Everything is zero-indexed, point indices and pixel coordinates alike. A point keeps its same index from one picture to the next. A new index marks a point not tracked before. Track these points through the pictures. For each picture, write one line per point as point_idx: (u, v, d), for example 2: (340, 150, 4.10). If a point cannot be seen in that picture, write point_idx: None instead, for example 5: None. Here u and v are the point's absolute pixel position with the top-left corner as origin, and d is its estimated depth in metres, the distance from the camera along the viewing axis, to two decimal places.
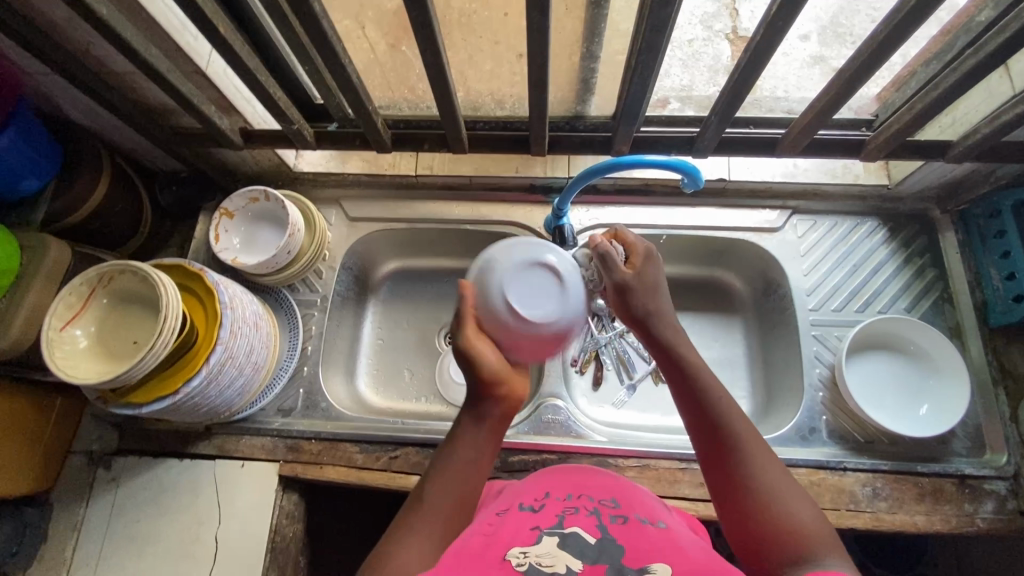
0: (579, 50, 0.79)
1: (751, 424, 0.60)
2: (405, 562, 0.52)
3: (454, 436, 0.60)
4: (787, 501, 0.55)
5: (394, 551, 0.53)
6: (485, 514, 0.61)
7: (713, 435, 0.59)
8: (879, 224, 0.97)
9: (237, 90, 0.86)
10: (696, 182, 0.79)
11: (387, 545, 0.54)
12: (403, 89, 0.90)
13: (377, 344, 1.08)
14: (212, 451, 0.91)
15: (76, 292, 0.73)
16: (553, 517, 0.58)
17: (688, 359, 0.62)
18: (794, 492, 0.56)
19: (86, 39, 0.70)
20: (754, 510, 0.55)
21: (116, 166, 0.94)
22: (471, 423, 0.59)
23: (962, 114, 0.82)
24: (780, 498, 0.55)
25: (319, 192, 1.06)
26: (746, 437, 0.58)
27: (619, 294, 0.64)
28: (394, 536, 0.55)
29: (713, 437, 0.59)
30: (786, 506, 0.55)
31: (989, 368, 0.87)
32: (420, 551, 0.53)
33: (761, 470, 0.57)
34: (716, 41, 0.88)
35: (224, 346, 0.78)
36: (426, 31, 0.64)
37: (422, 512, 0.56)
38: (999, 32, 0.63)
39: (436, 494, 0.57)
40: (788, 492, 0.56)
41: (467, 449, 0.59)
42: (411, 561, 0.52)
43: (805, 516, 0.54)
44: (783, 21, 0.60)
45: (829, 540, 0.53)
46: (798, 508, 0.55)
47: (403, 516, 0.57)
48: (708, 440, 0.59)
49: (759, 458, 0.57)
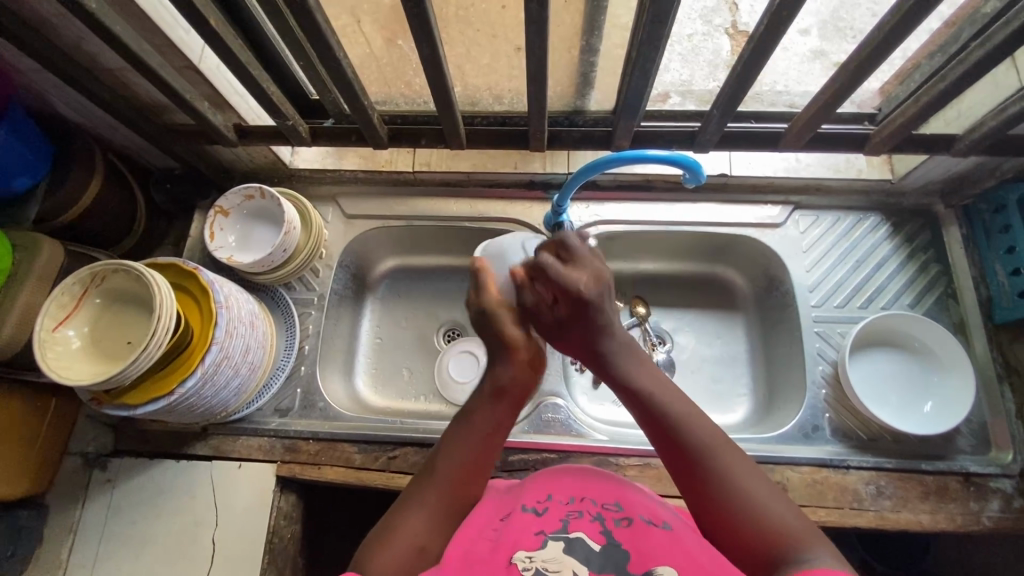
0: (578, 43, 0.78)
1: (719, 435, 0.59)
2: (411, 529, 0.56)
3: (470, 407, 0.63)
4: (766, 504, 0.54)
5: (401, 518, 0.57)
6: (489, 518, 0.62)
7: (677, 454, 0.58)
8: (883, 219, 0.96)
9: (231, 85, 0.84)
10: (698, 176, 0.77)
11: (396, 514, 0.58)
12: (400, 84, 0.88)
13: (375, 343, 1.07)
14: (208, 452, 0.90)
15: (68, 291, 0.72)
16: (556, 522, 0.58)
17: (639, 385, 0.62)
18: (771, 492, 0.55)
19: (76, 34, 0.69)
20: (734, 518, 0.53)
21: (110, 164, 0.92)
22: (488, 395, 0.62)
23: (967, 107, 0.80)
24: (757, 501, 0.54)
25: (316, 189, 1.04)
26: (712, 448, 0.57)
27: (550, 335, 0.66)
28: (403, 505, 0.58)
29: (678, 456, 0.58)
30: (764, 507, 0.53)
31: (994, 365, 0.86)
32: (426, 517, 0.57)
33: (733, 476, 0.55)
34: (716, 36, 0.88)
35: (220, 346, 0.77)
36: (422, 24, 0.63)
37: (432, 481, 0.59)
38: (1007, 22, 0.61)
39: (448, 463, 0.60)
40: (764, 493, 0.54)
41: (483, 420, 0.61)
42: (416, 526, 0.56)
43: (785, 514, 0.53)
44: (787, 12, 0.59)
45: (816, 537, 0.51)
46: (778, 507, 0.53)
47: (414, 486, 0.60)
48: (673, 460, 0.58)
49: (728, 465, 0.56)
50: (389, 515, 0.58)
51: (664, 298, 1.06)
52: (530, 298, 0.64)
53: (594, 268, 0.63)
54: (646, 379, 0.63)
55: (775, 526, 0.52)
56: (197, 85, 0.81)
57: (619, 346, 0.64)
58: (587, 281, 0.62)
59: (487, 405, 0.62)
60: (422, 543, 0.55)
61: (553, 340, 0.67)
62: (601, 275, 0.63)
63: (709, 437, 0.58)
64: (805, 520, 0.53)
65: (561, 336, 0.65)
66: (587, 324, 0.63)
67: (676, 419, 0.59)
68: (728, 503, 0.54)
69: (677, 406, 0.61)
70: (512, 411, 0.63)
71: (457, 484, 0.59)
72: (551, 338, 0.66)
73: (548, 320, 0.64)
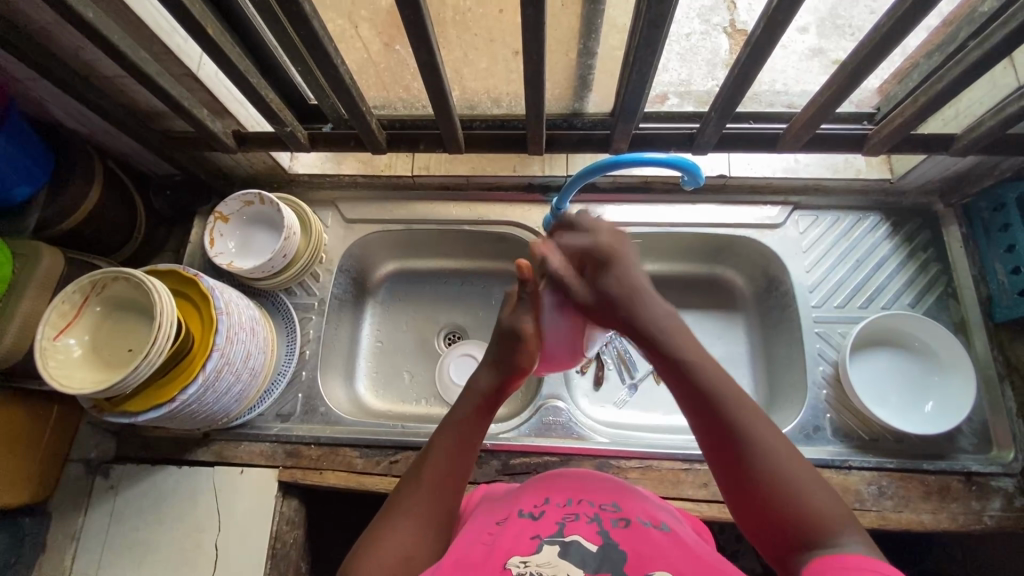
0: (576, 45, 0.78)
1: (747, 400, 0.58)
2: (397, 539, 0.56)
3: (445, 419, 0.66)
4: (796, 483, 0.53)
5: (387, 525, 0.57)
6: (484, 524, 0.61)
7: (714, 422, 0.57)
8: (882, 218, 0.96)
9: (229, 92, 0.84)
10: (697, 180, 0.77)
11: (381, 525, 0.58)
12: (398, 89, 0.89)
13: (376, 346, 1.07)
14: (210, 458, 0.90)
15: (69, 300, 0.72)
16: (552, 524, 0.57)
17: (677, 347, 0.60)
18: (806, 470, 0.54)
19: (74, 43, 0.69)
20: (766, 493, 0.53)
21: (109, 171, 0.92)
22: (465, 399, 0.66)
23: (965, 106, 0.80)
24: (792, 477, 0.53)
25: (315, 194, 1.05)
26: (750, 419, 0.56)
27: (587, 311, 0.66)
28: (388, 515, 0.59)
29: (714, 425, 0.57)
30: (798, 485, 0.53)
31: (995, 364, 0.86)
32: (410, 523, 0.57)
33: (772, 450, 0.54)
34: (715, 35, 0.86)
35: (221, 352, 0.77)
36: (419, 30, 0.62)
37: (415, 491, 0.60)
38: (1004, 22, 0.61)
39: (428, 472, 0.61)
40: (799, 471, 0.54)
41: (455, 431, 0.64)
42: (404, 533, 0.56)
43: (819, 496, 0.52)
44: (783, 15, 0.59)
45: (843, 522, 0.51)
46: (812, 489, 0.53)
47: (398, 497, 0.61)
48: (710, 427, 0.57)
49: (767, 437, 0.55)
50: (374, 527, 0.58)
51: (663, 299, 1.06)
52: (556, 275, 0.67)
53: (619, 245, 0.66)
54: (682, 342, 0.61)
55: (807, 504, 0.52)
56: (195, 93, 0.81)
57: (655, 311, 0.63)
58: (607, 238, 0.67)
59: (463, 416, 0.65)
60: (410, 551, 0.55)
61: (590, 316, 0.67)
62: (614, 231, 0.68)
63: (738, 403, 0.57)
64: (835, 501, 0.52)
65: (600, 309, 0.64)
66: (621, 284, 0.64)
67: (712, 385, 0.58)
68: (761, 477, 0.54)
69: (717, 373, 0.59)
70: (488, 419, 0.66)
71: (438, 494, 0.60)
72: (590, 314, 0.66)
73: (581, 292, 0.65)
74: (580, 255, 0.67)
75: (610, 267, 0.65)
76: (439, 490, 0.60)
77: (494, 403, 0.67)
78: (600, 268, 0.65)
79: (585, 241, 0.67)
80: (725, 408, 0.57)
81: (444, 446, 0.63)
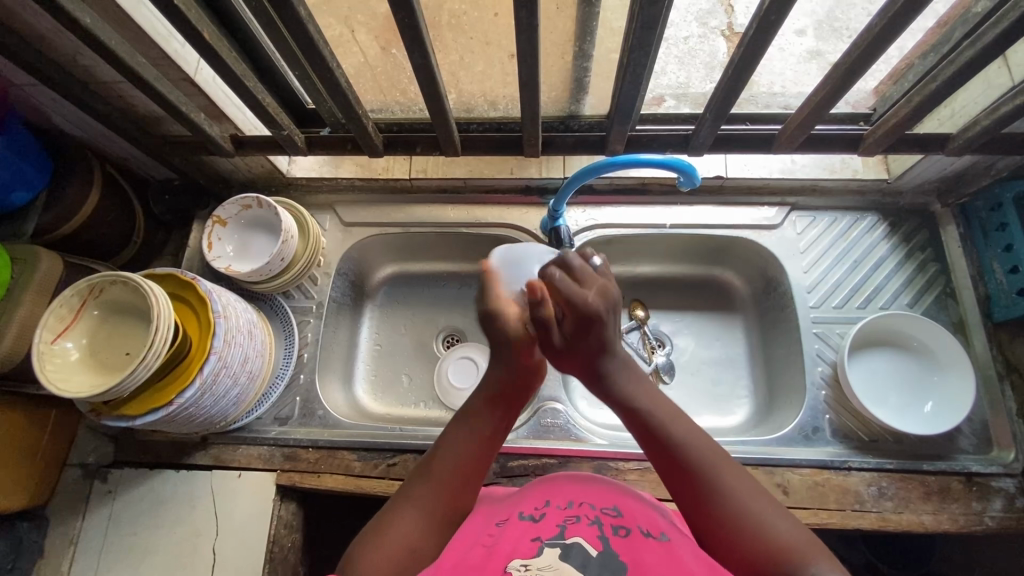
0: (571, 48, 0.78)
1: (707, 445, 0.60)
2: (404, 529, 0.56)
3: (462, 409, 0.65)
4: (767, 517, 0.55)
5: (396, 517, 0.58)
6: (484, 525, 0.61)
7: (681, 473, 0.58)
8: (879, 219, 0.96)
9: (226, 96, 0.85)
10: (693, 180, 0.78)
11: (390, 512, 0.58)
12: (395, 92, 0.89)
13: (375, 349, 1.07)
14: (209, 462, 0.91)
15: (67, 303, 0.72)
16: (553, 527, 0.57)
17: (636, 399, 0.63)
18: (767, 505, 0.56)
19: (71, 49, 0.70)
20: (732, 536, 0.54)
21: (108, 175, 0.93)
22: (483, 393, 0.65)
23: (960, 106, 0.80)
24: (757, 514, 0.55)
25: (313, 198, 1.05)
26: (712, 461, 0.58)
27: (556, 355, 0.65)
28: (398, 503, 0.59)
29: (680, 476, 0.58)
30: (769, 521, 0.54)
31: (994, 364, 0.86)
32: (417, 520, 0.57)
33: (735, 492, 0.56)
34: (713, 38, 0.87)
35: (218, 356, 0.77)
36: (414, 33, 0.63)
37: (425, 482, 0.60)
38: (997, 22, 0.61)
39: (440, 460, 0.61)
40: (761, 507, 0.56)
41: (478, 419, 0.63)
42: (410, 528, 0.57)
43: (782, 526, 0.54)
44: (775, 16, 0.59)
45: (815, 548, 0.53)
46: (775, 521, 0.55)
47: (409, 486, 0.61)
48: (675, 479, 0.59)
49: (732, 479, 0.57)
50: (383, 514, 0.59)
51: (662, 301, 1.06)
52: (541, 317, 0.62)
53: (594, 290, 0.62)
54: (641, 394, 0.63)
55: (774, 537, 0.53)
56: (193, 97, 0.81)
57: (619, 365, 0.64)
58: (594, 295, 0.62)
59: (480, 408, 0.64)
60: (414, 542, 0.56)
61: (558, 360, 0.66)
62: (601, 295, 0.62)
63: (703, 449, 0.59)
64: (802, 529, 0.55)
65: (569, 354, 0.64)
66: (597, 337, 0.63)
67: (674, 437, 0.60)
68: (728, 519, 0.55)
69: (676, 422, 0.61)
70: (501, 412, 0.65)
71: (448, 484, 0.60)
72: (556, 358, 0.66)
73: (556, 338, 0.64)
74: (566, 303, 0.62)
75: (588, 321, 0.62)
76: (447, 481, 0.60)
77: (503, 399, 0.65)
78: (581, 324, 0.62)
79: (574, 294, 0.61)
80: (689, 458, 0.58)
81: (458, 436, 0.62)
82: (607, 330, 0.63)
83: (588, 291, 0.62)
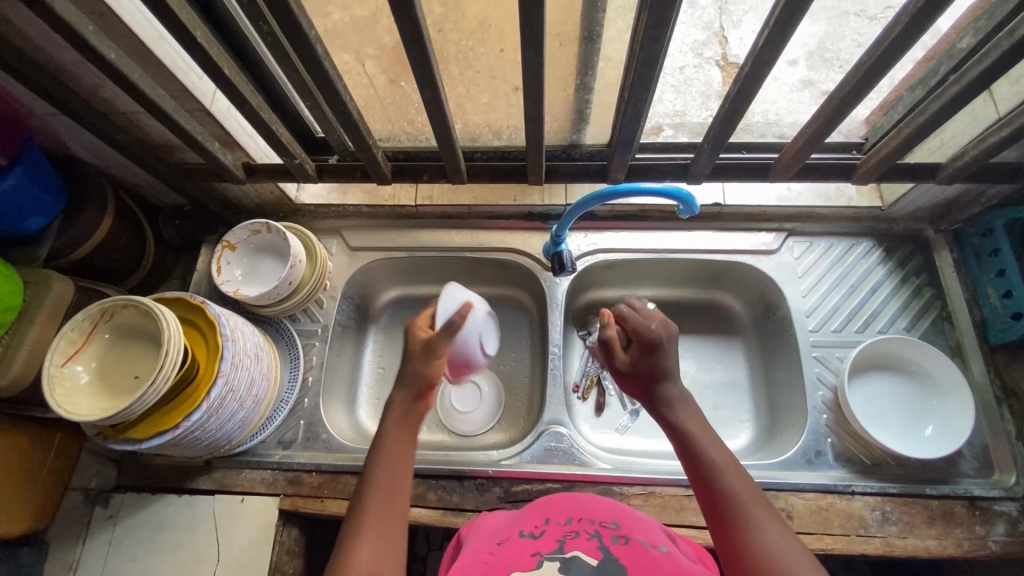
0: (574, 81, 0.84)
1: (743, 472, 0.60)
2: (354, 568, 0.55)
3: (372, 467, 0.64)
4: (783, 551, 0.53)
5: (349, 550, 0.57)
6: (485, 543, 0.62)
7: (708, 493, 0.59)
8: (875, 244, 0.98)
9: (240, 126, 0.87)
10: (692, 209, 0.80)
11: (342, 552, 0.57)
12: (403, 122, 0.93)
13: (378, 372, 1.08)
14: (211, 486, 0.91)
15: (78, 327, 0.73)
16: (553, 541, 0.58)
17: (689, 429, 0.64)
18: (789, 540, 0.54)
19: (95, 81, 0.72)
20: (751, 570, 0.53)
21: (121, 201, 0.95)
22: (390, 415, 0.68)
23: (949, 136, 0.83)
24: (780, 561, 0.52)
25: (320, 223, 1.07)
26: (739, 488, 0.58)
27: (623, 379, 0.71)
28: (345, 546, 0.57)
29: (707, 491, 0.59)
30: (779, 552, 0.53)
31: (992, 388, 0.87)
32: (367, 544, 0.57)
33: (764, 534, 0.54)
34: (707, 67, 0.95)
35: (225, 379, 0.78)
36: (425, 69, 0.65)
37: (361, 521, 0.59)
38: (979, 60, 0.63)
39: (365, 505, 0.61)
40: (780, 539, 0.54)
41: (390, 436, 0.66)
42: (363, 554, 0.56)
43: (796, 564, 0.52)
44: (768, 56, 0.61)
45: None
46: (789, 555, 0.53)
47: (344, 537, 0.58)
48: (708, 512, 0.59)
49: (753, 508, 0.57)
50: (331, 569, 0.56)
51: None
52: (609, 339, 0.71)
53: (661, 321, 0.70)
54: (696, 424, 0.64)
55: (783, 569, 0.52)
56: (208, 127, 0.84)
57: (677, 394, 0.67)
58: (658, 327, 0.70)
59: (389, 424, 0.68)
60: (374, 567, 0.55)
61: (625, 382, 0.71)
62: (664, 326, 0.69)
63: (733, 477, 0.59)
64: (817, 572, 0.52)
65: (629, 379, 0.70)
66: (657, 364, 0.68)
67: (716, 469, 0.60)
68: (750, 554, 0.54)
69: (718, 448, 0.62)
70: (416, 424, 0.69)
71: (382, 518, 0.59)
72: (621, 383, 0.72)
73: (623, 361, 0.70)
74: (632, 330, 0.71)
75: (654, 348, 0.68)
76: (384, 517, 0.60)
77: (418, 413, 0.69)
78: (646, 348, 0.69)
79: (639, 321, 0.70)
80: (726, 495, 0.58)
81: (377, 477, 0.63)
82: (671, 359, 0.68)
83: (648, 325, 0.70)
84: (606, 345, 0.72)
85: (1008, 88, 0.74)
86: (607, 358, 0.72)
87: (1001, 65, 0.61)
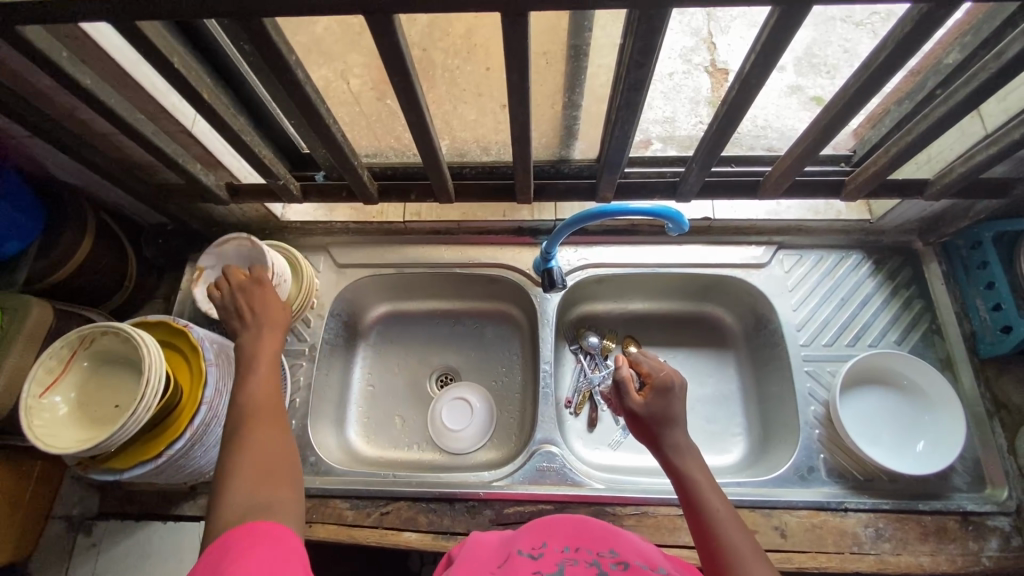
0: (561, 99, 0.82)
1: (746, 531, 0.58)
2: (245, 471, 0.59)
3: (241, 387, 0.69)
4: None
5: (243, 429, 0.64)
6: (485, 564, 0.61)
7: (709, 548, 0.57)
8: (864, 257, 0.98)
9: (223, 146, 0.86)
10: (681, 226, 0.79)
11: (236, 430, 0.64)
12: (389, 139, 0.92)
13: (367, 390, 1.06)
14: (197, 513, 0.88)
15: (56, 355, 0.71)
16: (552, 564, 0.57)
17: (696, 479, 0.62)
18: None
19: (70, 104, 0.70)
20: None
21: (102, 222, 0.93)
22: (251, 333, 0.75)
23: (937, 152, 0.84)
24: None
25: (307, 240, 1.06)
26: (741, 546, 0.56)
27: (633, 420, 0.69)
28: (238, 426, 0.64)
29: (708, 547, 0.57)
30: None
31: (983, 401, 0.87)
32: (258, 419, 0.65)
33: None
34: (697, 74, 0.90)
35: (209, 405, 0.76)
36: (409, 93, 0.64)
37: (245, 434, 0.63)
38: (968, 81, 0.63)
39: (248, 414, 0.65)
40: None
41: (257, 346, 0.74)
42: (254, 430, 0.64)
43: None
44: (756, 79, 0.61)
45: None
46: None
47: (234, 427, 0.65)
48: (707, 565, 0.57)
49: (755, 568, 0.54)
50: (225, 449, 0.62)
51: (654, 337, 1.07)
52: (622, 378, 0.70)
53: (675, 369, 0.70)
54: (703, 474, 0.62)
55: None
56: (189, 148, 0.82)
57: (685, 443, 0.65)
58: (673, 372, 0.70)
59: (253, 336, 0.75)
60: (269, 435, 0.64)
61: (633, 424, 0.69)
62: (677, 372, 0.70)
63: (736, 535, 0.57)
64: None
65: (640, 421, 0.67)
66: (670, 410, 0.67)
67: (719, 524, 0.58)
68: None
69: (723, 503, 0.60)
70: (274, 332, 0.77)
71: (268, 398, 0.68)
72: (630, 425, 0.69)
73: (635, 401, 0.68)
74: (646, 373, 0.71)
75: (668, 392, 0.67)
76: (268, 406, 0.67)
77: (273, 324, 0.77)
78: (659, 391, 0.68)
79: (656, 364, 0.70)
80: (730, 552, 0.56)
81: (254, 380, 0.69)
82: (682, 407, 0.68)
83: (663, 368, 0.70)
84: (619, 383, 0.70)
85: (995, 106, 0.74)
86: (618, 397, 0.70)
87: (989, 86, 0.61)
